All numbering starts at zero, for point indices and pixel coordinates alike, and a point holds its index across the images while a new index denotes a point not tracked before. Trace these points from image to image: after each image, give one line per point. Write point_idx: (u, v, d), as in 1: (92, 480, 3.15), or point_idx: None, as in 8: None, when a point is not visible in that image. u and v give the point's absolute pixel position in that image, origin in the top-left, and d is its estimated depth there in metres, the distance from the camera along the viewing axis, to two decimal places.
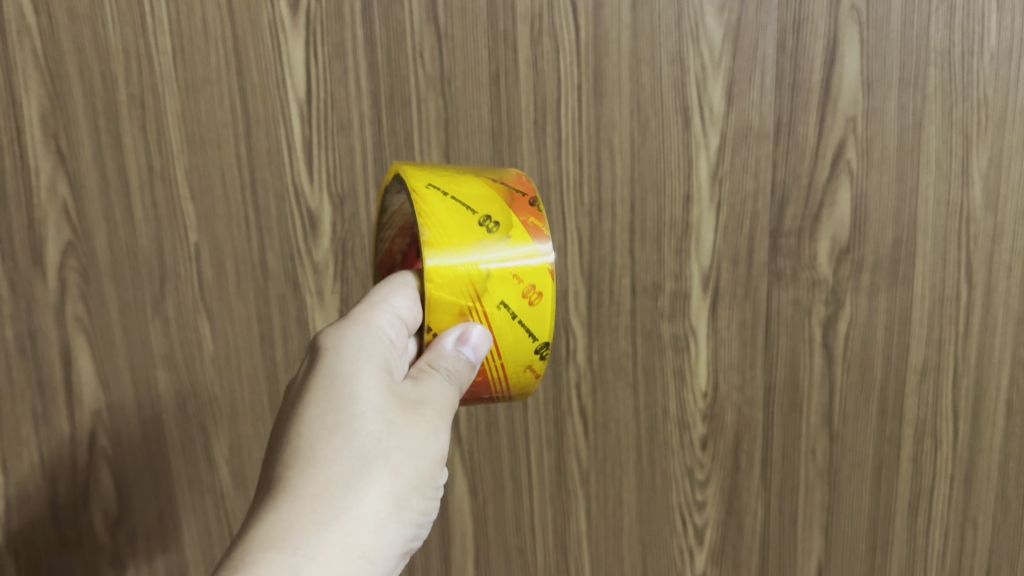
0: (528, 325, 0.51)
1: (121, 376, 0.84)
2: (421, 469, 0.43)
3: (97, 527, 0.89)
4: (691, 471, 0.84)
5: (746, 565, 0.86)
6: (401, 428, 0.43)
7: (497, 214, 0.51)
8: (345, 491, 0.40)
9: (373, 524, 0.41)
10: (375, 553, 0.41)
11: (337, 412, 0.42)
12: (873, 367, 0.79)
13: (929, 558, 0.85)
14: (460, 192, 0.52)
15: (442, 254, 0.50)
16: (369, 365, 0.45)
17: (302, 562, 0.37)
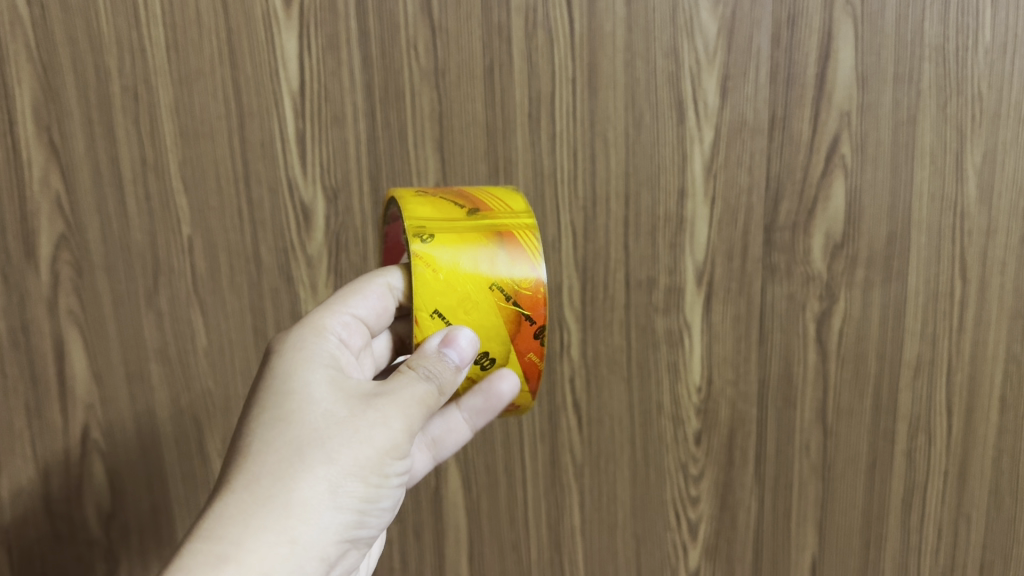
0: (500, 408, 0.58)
1: (115, 370, 0.84)
2: (363, 456, 0.45)
3: (90, 522, 0.89)
4: (684, 465, 0.83)
5: (740, 560, 0.86)
6: (340, 420, 0.45)
7: (496, 349, 0.53)
8: (278, 481, 0.43)
9: (304, 512, 0.43)
10: (304, 537, 0.43)
11: (277, 410, 0.45)
12: (868, 362, 0.79)
13: (923, 555, 0.84)
14: (461, 320, 0.51)
15: None
16: (318, 376, 0.47)
17: (228, 546, 0.40)
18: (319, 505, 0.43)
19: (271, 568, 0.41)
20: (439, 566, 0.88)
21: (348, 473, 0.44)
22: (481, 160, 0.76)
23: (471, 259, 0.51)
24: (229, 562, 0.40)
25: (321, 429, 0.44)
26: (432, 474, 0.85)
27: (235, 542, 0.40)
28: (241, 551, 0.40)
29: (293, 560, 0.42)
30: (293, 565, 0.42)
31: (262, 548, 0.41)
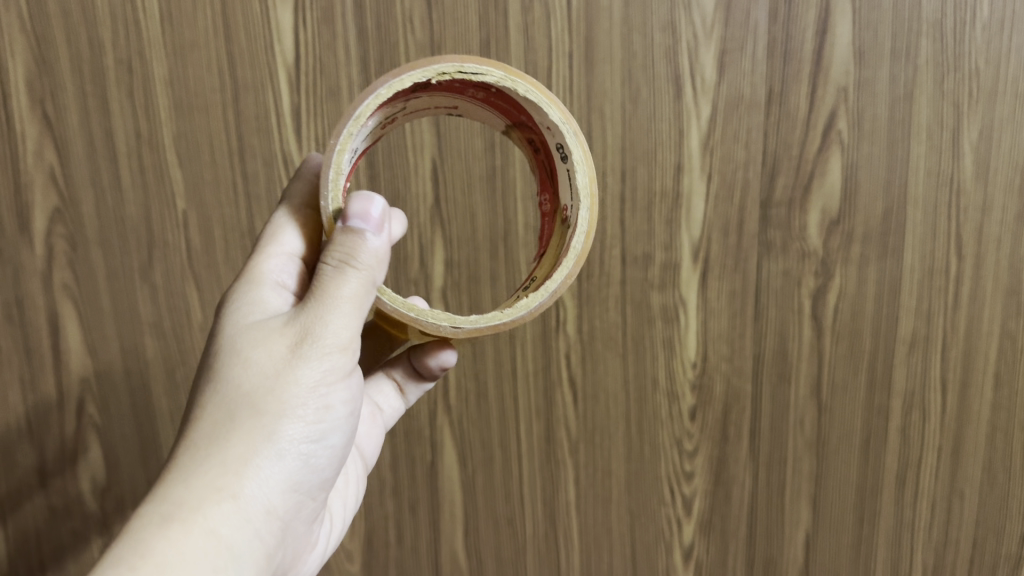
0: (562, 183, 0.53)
1: (110, 344, 0.84)
2: (294, 399, 0.44)
3: (86, 496, 0.89)
4: (679, 441, 0.84)
5: (734, 535, 0.87)
6: (277, 368, 0.44)
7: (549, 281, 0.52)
8: (217, 438, 0.43)
9: (243, 465, 0.43)
10: (251, 488, 0.43)
11: (212, 369, 0.45)
12: (862, 338, 0.79)
13: (916, 530, 0.85)
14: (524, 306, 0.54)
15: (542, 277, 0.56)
16: (246, 328, 0.46)
17: (176, 509, 0.41)
18: (256, 451, 0.43)
19: (221, 523, 0.42)
20: (435, 540, 0.89)
21: (281, 425, 0.44)
22: (477, 135, 0.75)
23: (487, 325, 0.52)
24: (173, 522, 0.41)
25: (255, 382, 0.44)
26: (427, 447, 0.86)
27: (178, 503, 0.41)
28: (186, 512, 0.41)
29: (241, 515, 0.43)
30: (243, 519, 0.43)
31: (207, 503, 0.41)
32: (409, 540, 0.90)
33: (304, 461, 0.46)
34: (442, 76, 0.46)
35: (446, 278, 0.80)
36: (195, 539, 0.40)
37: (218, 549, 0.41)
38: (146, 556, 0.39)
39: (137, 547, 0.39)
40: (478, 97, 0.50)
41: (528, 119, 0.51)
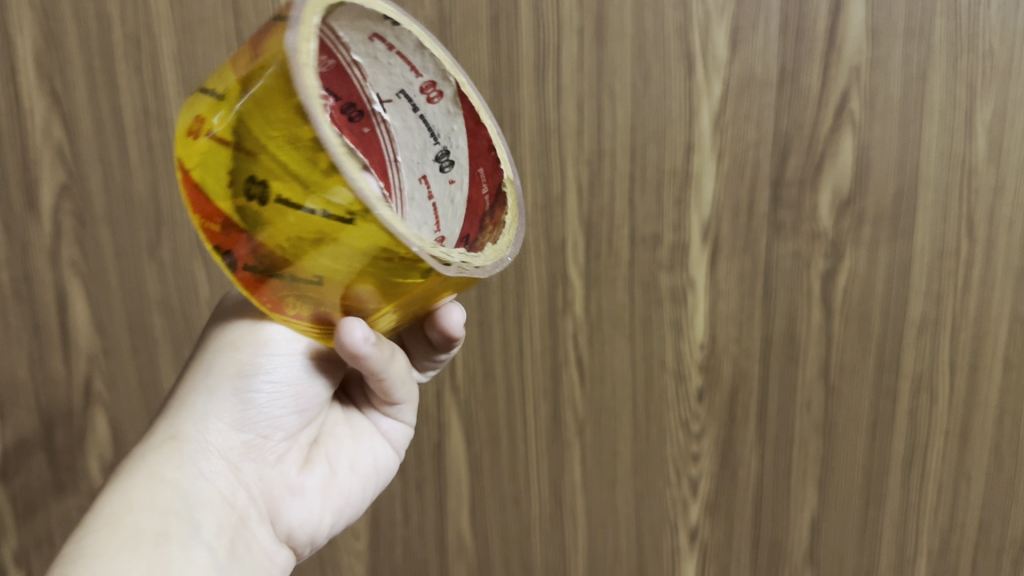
0: (202, 105, 0.41)
1: (117, 320, 0.85)
2: (217, 358, 0.50)
3: (94, 472, 0.90)
4: (686, 422, 0.84)
5: (740, 516, 0.87)
6: (208, 345, 0.51)
7: (273, 193, 0.39)
8: (168, 407, 0.50)
9: (181, 419, 0.49)
10: (190, 437, 0.49)
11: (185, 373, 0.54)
12: (872, 321, 0.79)
13: (922, 513, 0.85)
14: (325, 224, 0.39)
15: (278, 189, 0.39)
16: None
17: (116, 481, 0.47)
18: (192, 410, 0.49)
19: (158, 470, 0.47)
20: (441, 519, 0.90)
21: (210, 387, 0.49)
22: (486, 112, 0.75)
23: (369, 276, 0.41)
24: (121, 479, 0.47)
25: (194, 361, 0.51)
26: (433, 427, 0.86)
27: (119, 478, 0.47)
28: (125, 479, 0.46)
29: (182, 459, 0.48)
30: (185, 461, 0.48)
31: (148, 458, 0.48)
32: (415, 518, 0.90)
33: (251, 411, 0.50)
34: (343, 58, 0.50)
35: None
36: (134, 492, 0.45)
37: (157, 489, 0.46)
38: (91, 521, 0.45)
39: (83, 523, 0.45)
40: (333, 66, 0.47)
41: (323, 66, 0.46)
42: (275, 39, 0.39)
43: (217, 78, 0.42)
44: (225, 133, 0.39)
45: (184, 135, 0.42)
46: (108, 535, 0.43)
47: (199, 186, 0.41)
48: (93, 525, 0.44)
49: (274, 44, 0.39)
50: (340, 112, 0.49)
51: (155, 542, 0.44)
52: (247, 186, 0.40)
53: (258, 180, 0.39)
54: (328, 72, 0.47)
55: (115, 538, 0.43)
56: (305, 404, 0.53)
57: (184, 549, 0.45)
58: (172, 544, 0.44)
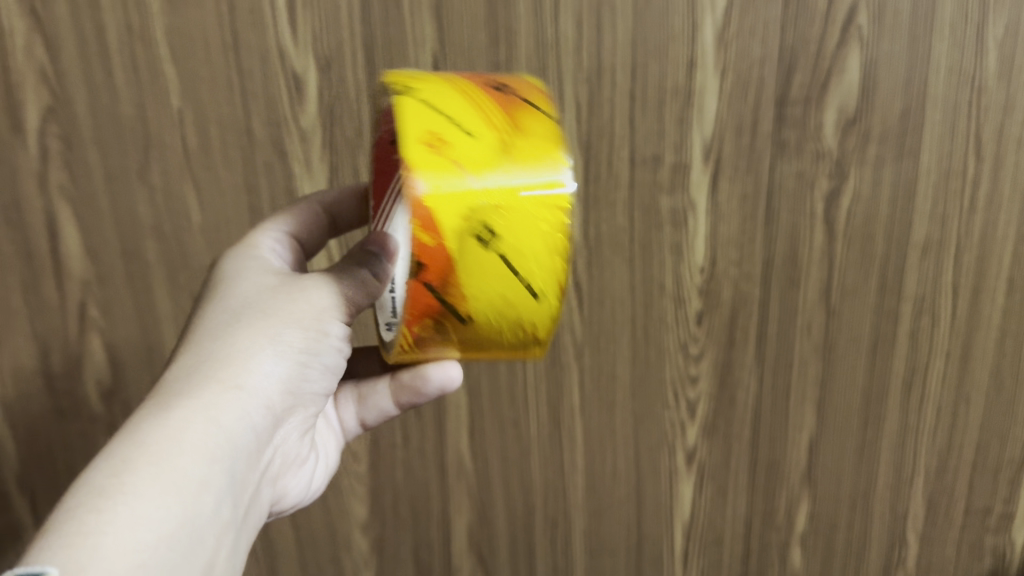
0: (461, 128, 0.44)
1: (110, 246, 0.83)
2: (293, 313, 0.49)
3: (92, 398, 0.90)
4: (684, 345, 0.83)
5: (737, 437, 0.88)
6: (273, 290, 0.50)
7: (506, 235, 0.43)
8: (217, 338, 0.47)
9: (245, 358, 0.46)
10: (251, 381, 0.46)
11: (211, 293, 0.50)
12: (875, 242, 0.78)
13: (921, 433, 0.87)
14: (522, 268, 0.44)
15: (505, 227, 0.43)
16: (248, 261, 0.53)
17: (167, 401, 0.43)
18: (259, 353, 0.47)
19: (218, 410, 0.44)
20: (441, 443, 0.89)
21: (277, 334, 0.48)
22: (481, 29, 0.72)
23: (510, 273, 0.44)
24: (173, 407, 0.43)
25: (255, 300, 0.49)
26: None
27: (167, 398, 0.44)
28: (178, 402, 0.43)
29: (239, 404, 0.46)
30: (240, 406, 0.46)
31: (208, 393, 0.44)
32: (415, 441, 0.89)
33: (298, 368, 0.49)
34: None
35: None
36: (192, 423, 0.43)
37: (216, 433, 0.44)
38: (138, 441, 0.41)
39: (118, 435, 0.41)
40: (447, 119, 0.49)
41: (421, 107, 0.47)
42: (546, 129, 0.46)
43: (417, 100, 0.45)
44: (481, 167, 0.43)
45: (420, 137, 0.43)
46: (168, 484, 0.40)
47: (432, 206, 0.42)
48: (149, 459, 0.40)
49: (524, 113, 0.46)
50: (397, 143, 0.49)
51: (198, 489, 0.41)
52: (478, 226, 0.43)
53: (489, 227, 0.43)
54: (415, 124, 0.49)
55: (167, 475, 0.40)
56: (328, 376, 0.53)
57: (217, 503, 0.43)
58: (209, 497, 0.42)
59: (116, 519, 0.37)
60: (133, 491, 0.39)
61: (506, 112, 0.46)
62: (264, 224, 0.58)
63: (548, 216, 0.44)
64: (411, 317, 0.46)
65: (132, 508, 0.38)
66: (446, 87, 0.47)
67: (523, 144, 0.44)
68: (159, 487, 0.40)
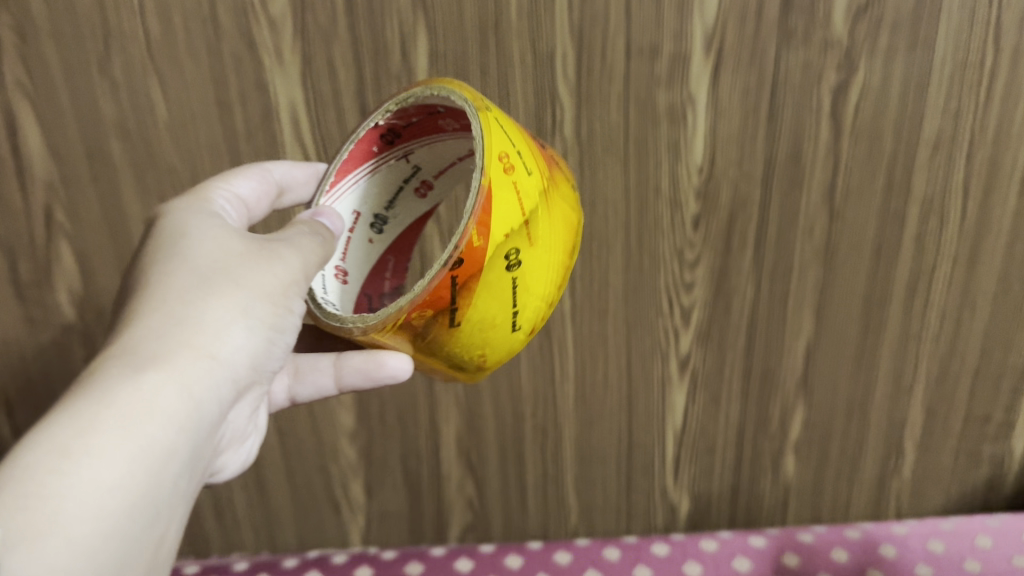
0: (524, 162, 0.48)
1: (73, 146, 0.78)
2: (265, 283, 0.45)
3: (64, 306, 0.87)
4: (680, 251, 0.80)
5: (732, 345, 0.85)
6: (244, 254, 0.46)
7: (525, 264, 0.48)
8: (184, 297, 0.42)
9: (218, 326, 0.43)
10: (223, 351, 0.43)
11: (165, 244, 0.45)
12: (882, 140, 0.74)
13: (923, 340, 0.85)
14: (520, 297, 0.49)
15: (529, 269, 0.48)
16: (203, 216, 0.48)
17: (137, 359, 0.39)
18: (232, 323, 0.43)
19: (192, 379, 0.41)
20: None
21: (249, 305, 0.44)
22: None
23: (510, 305, 0.49)
24: (144, 370, 0.39)
25: (226, 262, 0.45)
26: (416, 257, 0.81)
27: (138, 353, 0.40)
28: (150, 363, 0.40)
29: (211, 374, 0.42)
30: (211, 376, 0.42)
31: (181, 360, 0.41)
32: None
33: (264, 343, 0.46)
34: (385, 113, 0.54)
35: (431, 70, 0.72)
36: (164, 389, 0.39)
37: (188, 405, 0.40)
38: (106, 397, 0.37)
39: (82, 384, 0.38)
40: (455, 126, 0.55)
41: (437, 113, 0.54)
42: (569, 202, 0.53)
43: (494, 125, 0.47)
44: (529, 201, 0.48)
45: (498, 154, 0.46)
46: (138, 459, 0.37)
47: (494, 213, 0.45)
48: (119, 429, 0.37)
49: (560, 183, 0.53)
50: (376, 128, 0.55)
51: (161, 464, 0.38)
52: (514, 252, 0.47)
53: (518, 254, 0.47)
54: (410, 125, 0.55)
55: (133, 446, 0.37)
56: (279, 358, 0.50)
57: (178, 477, 0.40)
58: (174, 468, 0.39)
59: (78, 483, 0.34)
60: (94, 458, 0.35)
61: (551, 175, 0.52)
62: (213, 179, 0.53)
63: (556, 272, 0.52)
64: (424, 298, 0.45)
65: (91, 477, 0.35)
66: (511, 125, 0.51)
67: (552, 208, 0.50)
68: (130, 460, 0.36)
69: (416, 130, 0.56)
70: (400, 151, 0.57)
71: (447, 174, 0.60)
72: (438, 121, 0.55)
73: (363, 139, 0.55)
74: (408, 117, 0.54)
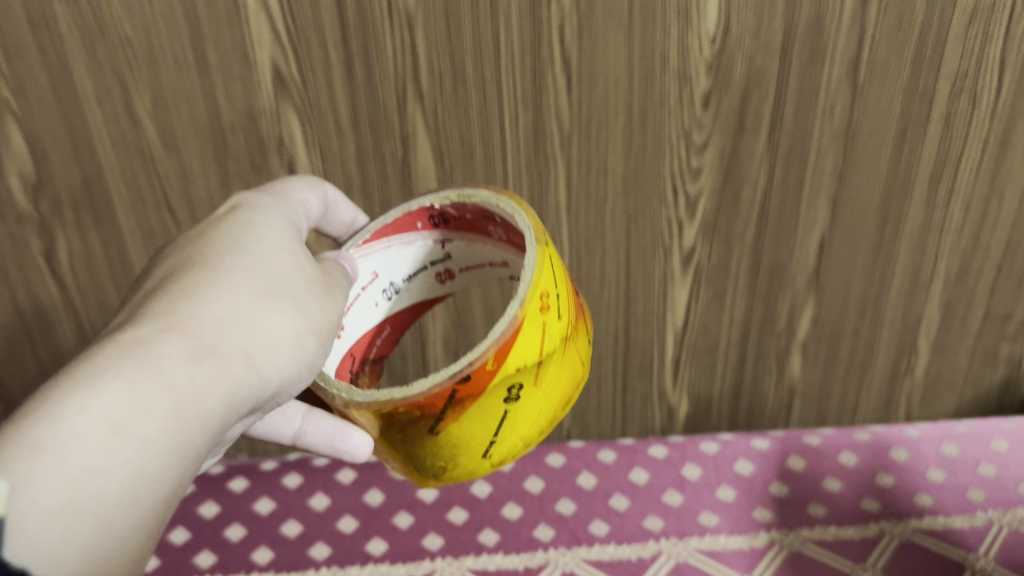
0: (564, 320, 0.54)
1: (13, 10, 0.67)
2: (317, 322, 0.47)
3: (16, 196, 0.77)
4: (687, 133, 0.73)
5: (740, 238, 0.79)
6: (308, 283, 0.48)
7: (514, 404, 0.52)
8: (251, 302, 0.45)
9: (270, 342, 0.45)
10: (268, 367, 0.44)
11: (241, 240, 0.47)
12: (915, 7, 0.66)
13: (946, 232, 0.79)
14: (501, 433, 0.53)
15: (517, 414, 0.53)
16: (280, 227, 0.50)
17: (199, 344, 0.41)
18: (284, 345, 0.45)
19: (236, 386, 0.42)
20: None
21: (300, 333, 0.46)
22: None
23: (492, 432, 0.53)
24: (201, 360, 0.41)
25: (292, 282, 0.47)
26: (398, 139, 0.73)
27: (197, 345, 0.41)
28: (207, 354, 0.41)
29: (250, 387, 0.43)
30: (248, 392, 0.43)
31: (233, 362, 0.42)
32: None
33: (299, 377, 0.47)
34: (444, 201, 0.59)
35: None
36: (212, 383, 0.41)
37: (225, 408, 0.42)
38: (162, 372, 0.39)
39: (143, 358, 0.39)
40: (500, 236, 0.60)
41: (493, 223, 0.59)
42: (577, 358, 0.56)
43: (551, 271, 0.53)
44: (539, 395, 0.53)
45: (543, 309, 0.51)
46: (172, 444, 0.39)
47: (519, 348, 0.50)
48: (164, 406, 0.39)
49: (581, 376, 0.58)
50: (427, 212, 0.60)
51: (188, 455, 0.40)
52: (515, 393, 0.52)
53: (516, 394, 0.52)
54: (450, 225, 0.61)
55: (166, 439, 0.38)
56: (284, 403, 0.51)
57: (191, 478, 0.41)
58: (190, 470, 0.40)
59: (112, 445, 0.36)
60: (127, 448, 0.37)
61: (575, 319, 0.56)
62: (289, 183, 0.55)
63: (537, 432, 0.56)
64: (456, 383, 0.49)
65: (117, 464, 0.36)
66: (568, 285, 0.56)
67: (565, 357, 0.54)
68: (161, 442, 0.38)
69: (464, 225, 0.60)
70: (437, 237, 0.61)
71: (469, 271, 0.65)
72: (478, 225, 0.60)
73: (412, 216, 0.60)
74: (463, 214, 0.59)
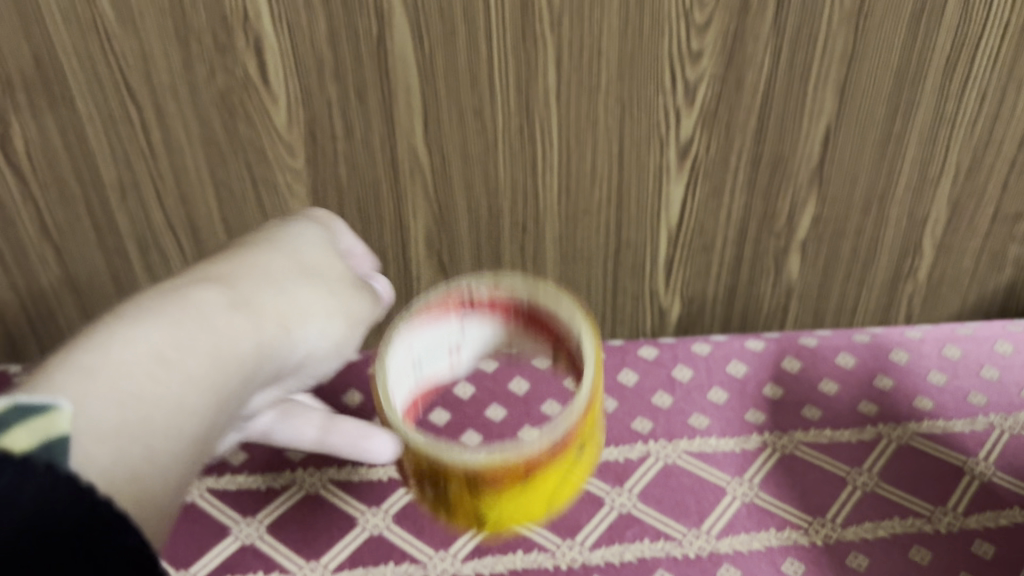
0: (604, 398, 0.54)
1: None
2: (345, 306, 0.51)
3: None
4: (687, 12, 0.67)
5: (741, 127, 0.74)
6: (335, 275, 0.52)
7: (579, 454, 0.53)
8: (280, 279, 0.49)
9: (299, 314, 0.48)
10: (295, 334, 0.48)
11: (274, 239, 0.52)
12: None
13: (958, 125, 0.74)
14: (566, 461, 0.51)
15: (578, 461, 0.52)
16: (314, 234, 0.55)
17: (234, 301, 0.46)
18: (314, 316, 0.49)
19: (261, 341, 0.46)
20: (390, 135, 0.75)
21: (331, 311, 0.50)
22: None
23: (553, 485, 0.52)
24: (234, 312, 0.45)
25: (318, 272, 0.51)
26: (373, 16, 0.67)
27: (236, 297, 0.46)
28: (240, 309, 0.45)
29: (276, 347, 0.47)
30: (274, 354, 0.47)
31: (265, 321, 0.46)
32: (360, 133, 0.74)
33: (329, 357, 0.50)
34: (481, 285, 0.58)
35: None
36: (242, 335, 0.44)
37: (252, 358, 0.45)
38: (200, 317, 0.43)
39: (186, 303, 0.44)
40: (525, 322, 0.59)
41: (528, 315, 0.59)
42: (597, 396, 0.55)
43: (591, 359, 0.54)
44: (585, 457, 0.53)
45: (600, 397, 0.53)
46: (205, 377, 0.42)
47: (589, 424, 0.51)
48: (202, 343, 0.42)
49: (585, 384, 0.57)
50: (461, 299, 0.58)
51: (220, 396, 0.43)
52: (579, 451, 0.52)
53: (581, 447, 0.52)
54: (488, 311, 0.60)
55: (202, 375, 0.42)
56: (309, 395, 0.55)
57: (222, 419, 0.43)
58: (223, 409, 0.43)
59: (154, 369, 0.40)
60: (171, 380, 0.40)
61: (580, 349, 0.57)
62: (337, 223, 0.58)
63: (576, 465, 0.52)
64: (558, 440, 0.49)
65: (160, 394, 0.39)
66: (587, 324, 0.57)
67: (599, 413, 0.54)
68: (194, 372, 0.41)
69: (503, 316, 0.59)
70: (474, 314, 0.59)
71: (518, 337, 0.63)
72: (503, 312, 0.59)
73: (448, 301, 0.57)
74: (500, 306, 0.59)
